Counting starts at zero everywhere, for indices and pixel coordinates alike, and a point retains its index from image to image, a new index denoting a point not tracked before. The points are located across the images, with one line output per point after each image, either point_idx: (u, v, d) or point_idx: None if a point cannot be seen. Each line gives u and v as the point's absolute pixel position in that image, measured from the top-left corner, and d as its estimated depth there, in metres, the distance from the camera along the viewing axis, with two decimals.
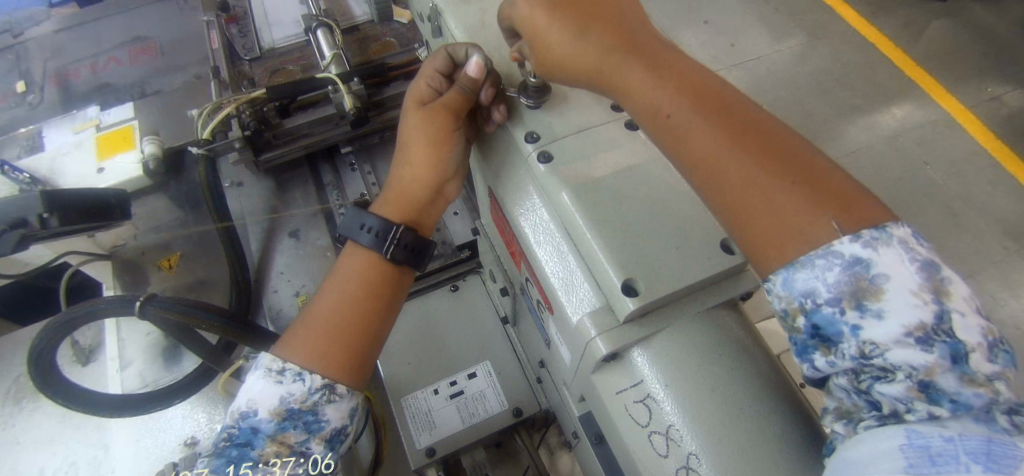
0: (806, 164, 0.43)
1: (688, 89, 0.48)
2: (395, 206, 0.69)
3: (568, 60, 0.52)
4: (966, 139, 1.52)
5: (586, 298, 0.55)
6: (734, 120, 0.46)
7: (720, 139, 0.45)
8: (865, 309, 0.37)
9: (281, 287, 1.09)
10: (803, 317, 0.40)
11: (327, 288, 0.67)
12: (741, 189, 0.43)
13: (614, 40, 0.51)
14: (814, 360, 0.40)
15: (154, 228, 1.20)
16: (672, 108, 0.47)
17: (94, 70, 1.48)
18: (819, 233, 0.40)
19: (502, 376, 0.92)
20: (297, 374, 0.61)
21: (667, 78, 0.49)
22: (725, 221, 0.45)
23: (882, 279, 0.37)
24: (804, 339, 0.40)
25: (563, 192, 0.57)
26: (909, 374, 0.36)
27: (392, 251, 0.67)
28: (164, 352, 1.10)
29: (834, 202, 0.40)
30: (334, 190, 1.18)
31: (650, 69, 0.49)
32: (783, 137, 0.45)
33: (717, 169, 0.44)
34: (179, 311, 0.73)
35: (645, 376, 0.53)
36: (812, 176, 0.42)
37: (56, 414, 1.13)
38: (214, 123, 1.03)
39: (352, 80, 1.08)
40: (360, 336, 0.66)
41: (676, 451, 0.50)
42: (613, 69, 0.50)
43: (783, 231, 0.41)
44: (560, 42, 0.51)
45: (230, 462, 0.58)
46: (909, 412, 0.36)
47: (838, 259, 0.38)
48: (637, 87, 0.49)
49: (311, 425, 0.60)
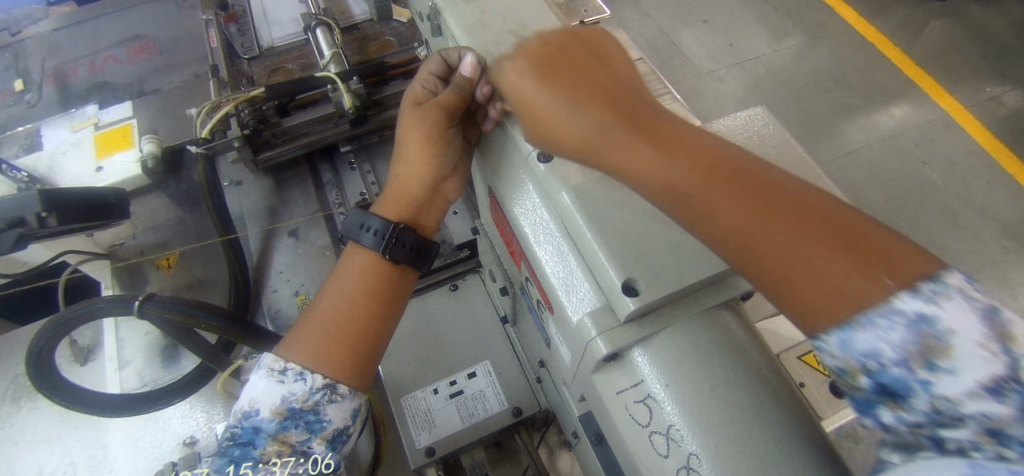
0: (842, 222, 0.40)
1: (701, 159, 0.46)
2: (393, 205, 0.69)
3: (565, 135, 0.51)
4: (964, 139, 1.53)
5: (584, 298, 0.55)
6: (758, 186, 0.43)
7: (748, 207, 0.42)
8: (935, 367, 0.34)
9: (280, 287, 1.09)
10: (866, 376, 0.37)
11: (329, 289, 0.67)
12: (779, 255, 0.40)
13: (608, 111, 0.50)
14: (880, 415, 0.38)
15: (153, 227, 1.20)
16: (687, 184, 0.45)
17: (93, 69, 1.48)
18: (869, 295, 0.37)
19: (501, 376, 0.92)
20: (298, 374, 0.61)
21: (673, 147, 0.47)
22: (767, 288, 0.42)
23: (950, 335, 0.34)
24: (868, 395, 0.38)
25: (561, 192, 0.57)
26: (980, 422, 0.33)
27: (392, 250, 0.67)
28: (163, 351, 1.10)
29: (877, 261, 0.38)
30: (333, 189, 1.17)
31: (654, 143, 0.47)
32: (814, 198, 0.42)
33: (750, 239, 0.42)
34: (178, 311, 0.72)
35: (645, 376, 0.53)
36: (853, 234, 0.39)
37: (55, 414, 1.13)
38: (213, 122, 1.02)
39: (352, 79, 1.08)
40: (362, 337, 0.66)
41: (677, 450, 0.50)
42: (613, 141, 0.48)
43: (831, 298, 0.38)
44: (554, 111, 0.51)
45: (233, 461, 0.59)
46: (976, 449, 0.34)
47: (900, 318, 0.35)
48: (640, 163, 0.47)
49: (312, 424, 0.60)
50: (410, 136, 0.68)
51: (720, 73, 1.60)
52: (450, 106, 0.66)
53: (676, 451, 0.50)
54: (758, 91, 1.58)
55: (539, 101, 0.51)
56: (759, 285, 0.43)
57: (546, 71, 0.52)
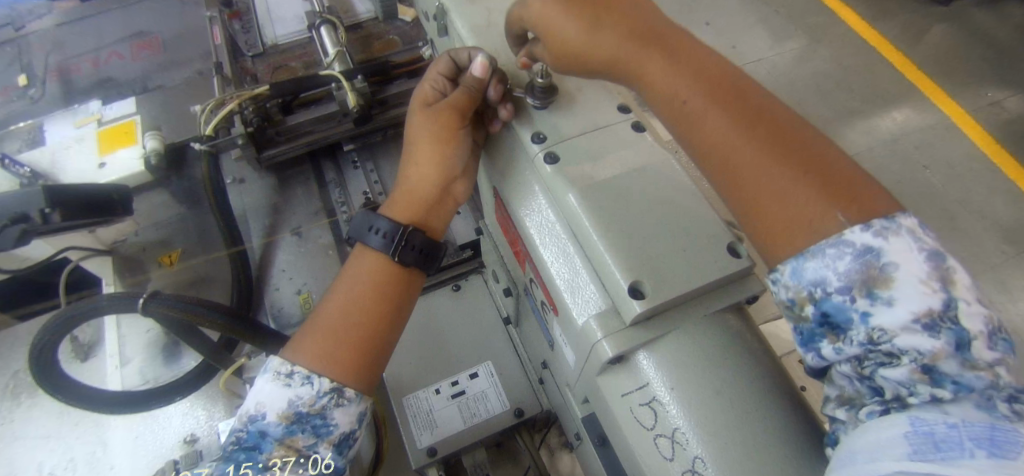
0: (818, 154, 0.43)
1: (704, 80, 0.49)
2: (403, 207, 0.69)
3: (585, 51, 0.53)
4: (965, 144, 1.53)
5: (591, 301, 0.55)
6: (748, 110, 0.46)
7: (733, 128, 0.45)
8: (875, 296, 0.37)
9: (283, 285, 1.09)
10: (812, 305, 0.40)
11: (336, 290, 0.67)
12: (744, 177, 0.44)
13: (630, 33, 0.52)
14: (821, 349, 0.40)
15: (155, 223, 1.20)
16: (687, 101, 0.48)
17: (97, 64, 1.47)
18: (825, 224, 0.40)
19: (504, 376, 0.92)
20: (305, 378, 0.61)
21: (681, 67, 0.50)
22: (732, 207, 0.46)
23: (892, 267, 0.37)
24: (812, 327, 0.40)
25: (569, 194, 0.57)
26: (914, 358, 0.36)
27: (399, 252, 0.66)
28: (165, 349, 1.10)
29: (843, 194, 0.40)
30: (336, 187, 1.17)
31: (667, 60, 0.50)
32: (806, 135, 0.45)
33: (728, 155, 0.45)
34: (184, 309, 0.72)
35: (650, 379, 0.53)
36: (827, 170, 0.42)
37: (55, 410, 1.12)
38: (216, 120, 1.02)
39: (356, 78, 1.08)
40: (367, 337, 0.66)
41: (685, 456, 0.50)
42: (629, 59, 0.51)
43: (790, 222, 0.41)
44: (574, 36, 0.52)
45: (237, 467, 0.59)
46: (912, 396, 0.36)
47: (850, 246, 0.38)
48: (652, 78, 0.50)
49: (319, 429, 0.61)
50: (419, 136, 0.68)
51: None
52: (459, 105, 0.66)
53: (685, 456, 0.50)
54: None
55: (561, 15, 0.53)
56: (729, 204, 0.46)
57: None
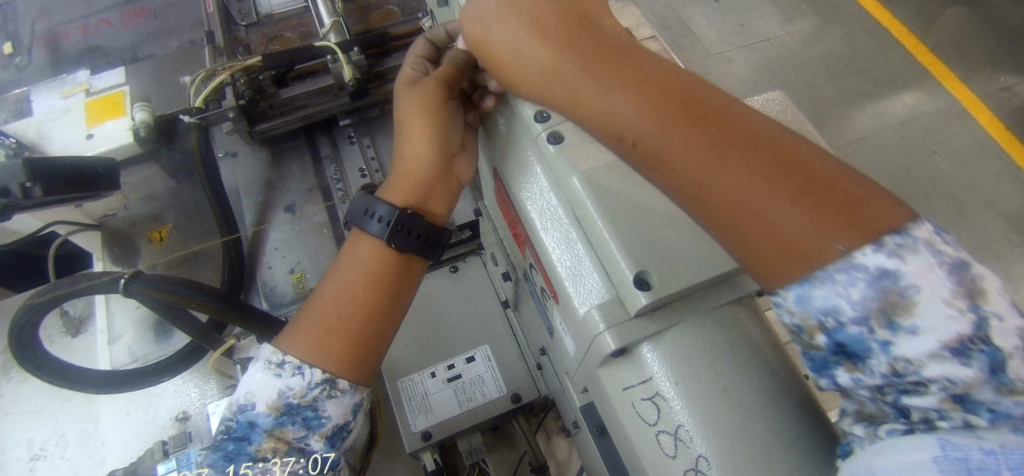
0: (798, 161, 0.38)
1: (653, 92, 0.42)
2: (398, 188, 0.66)
3: (520, 69, 0.48)
4: (976, 130, 1.50)
5: (593, 290, 0.53)
6: (710, 123, 0.41)
7: (700, 151, 0.40)
8: (897, 326, 0.33)
9: (276, 264, 1.06)
10: (824, 334, 0.36)
11: (333, 276, 0.65)
12: (727, 198, 0.39)
13: (564, 40, 0.46)
14: (837, 377, 0.37)
15: (146, 198, 1.16)
16: (637, 125, 0.42)
17: (85, 32, 1.42)
18: (823, 251, 0.35)
19: (501, 362, 0.90)
20: (296, 368, 0.60)
21: (623, 80, 0.44)
22: (717, 234, 0.41)
23: (914, 291, 0.32)
24: (825, 355, 0.36)
25: (572, 177, 0.54)
26: (944, 388, 0.32)
27: (395, 237, 0.63)
28: (156, 326, 1.08)
29: (836, 212, 0.35)
30: (332, 163, 1.14)
31: (603, 73, 0.44)
32: (782, 139, 0.40)
33: (705, 185, 0.39)
34: (167, 290, 0.70)
35: (654, 374, 0.50)
36: (816, 180, 0.37)
37: (45, 385, 1.11)
38: (207, 91, 0.98)
39: (352, 50, 1.04)
40: (362, 323, 0.63)
41: (687, 455, 0.48)
42: (566, 80, 0.45)
43: (786, 251, 0.36)
44: (515, 54, 0.48)
45: (228, 456, 0.59)
46: (943, 419, 0.33)
47: (860, 272, 0.34)
48: (588, 95, 0.44)
49: (310, 421, 0.60)
50: (408, 115, 0.65)
51: (730, 54, 1.55)
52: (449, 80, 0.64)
53: (688, 454, 0.47)
54: (769, 74, 1.53)
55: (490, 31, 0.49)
56: (715, 233, 0.41)
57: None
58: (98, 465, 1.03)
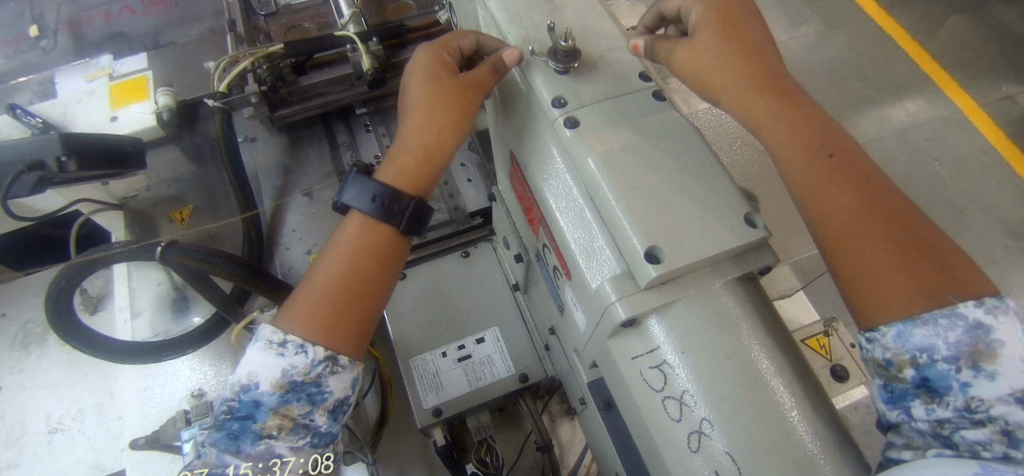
0: (927, 238, 0.48)
1: (827, 143, 0.53)
2: (405, 178, 0.70)
3: (721, 78, 0.58)
4: (976, 137, 1.54)
5: (605, 265, 0.56)
6: (870, 183, 0.51)
7: (854, 196, 0.50)
8: (980, 369, 0.42)
9: (293, 245, 1.09)
10: (913, 368, 0.44)
11: (333, 253, 0.69)
12: (853, 236, 0.49)
13: (760, 75, 0.57)
14: (912, 408, 0.44)
15: (167, 180, 1.20)
16: (812, 155, 0.53)
17: (108, 18, 1.46)
18: (936, 298, 0.44)
19: (510, 342, 0.93)
20: (299, 347, 0.63)
21: (808, 123, 0.55)
22: (831, 264, 0.51)
23: (999, 345, 0.41)
24: (907, 387, 0.44)
25: (588, 158, 0.57)
26: (1000, 424, 0.41)
27: (393, 218, 0.69)
28: (175, 303, 1.11)
29: (946, 278, 0.45)
30: (348, 150, 1.17)
31: (796, 114, 0.55)
32: (913, 211, 0.50)
33: (843, 220, 0.50)
34: (198, 258, 0.73)
35: (659, 343, 0.54)
36: (932, 249, 0.47)
37: (64, 361, 1.15)
38: (231, 77, 1.02)
39: (371, 40, 1.08)
40: (362, 299, 0.68)
41: (689, 420, 0.51)
42: (763, 103, 0.56)
43: (895, 293, 0.46)
44: (716, 65, 0.58)
45: (232, 435, 0.61)
46: (986, 450, 0.41)
47: (959, 320, 0.43)
48: (771, 116, 0.55)
49: (313, 397, 0.63)
50: (421, 108, 0.70)
51: None
52: (479, 83, 0.67)
53: (687, 417, 0.51)
54: None
55: (699, 36, 0.60)
56: (830, 265, 0.51)
57: (724, 18, 0.60)
58: (116, 438, 1.06)
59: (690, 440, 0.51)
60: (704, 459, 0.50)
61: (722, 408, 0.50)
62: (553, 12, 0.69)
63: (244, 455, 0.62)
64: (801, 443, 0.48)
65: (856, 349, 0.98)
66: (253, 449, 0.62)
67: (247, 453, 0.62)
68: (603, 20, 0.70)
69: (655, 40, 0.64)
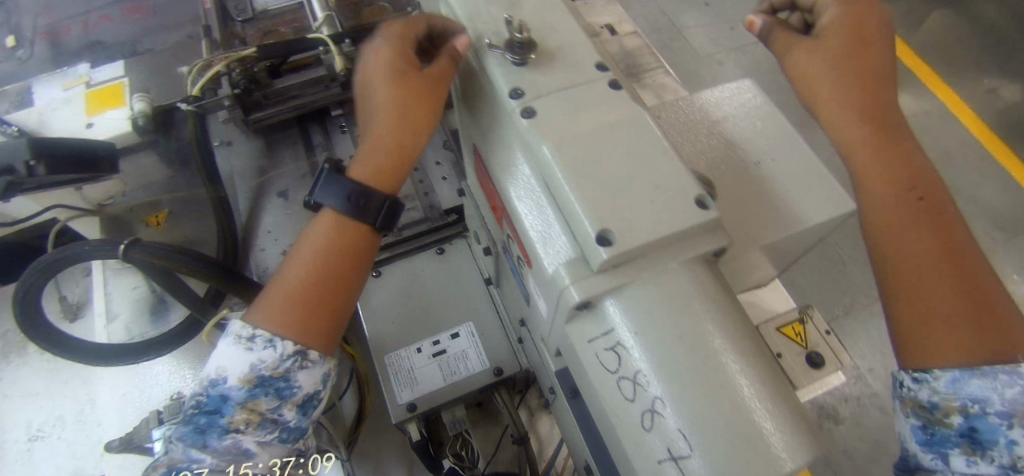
0: (984, 293, 0.54)
1: (911, 184, 0.59)
2: (375, 172, 0.70)
3: (831, 102, 0.64)
4: (959, 129, 1.59)
5: (561, 250, 0.57)
6: (941, 231, 0.57)
7: (923, 241, 0.56)
8: None
9: (269, 245, 1.10)
10: (961, 416, 0.49)
11: (304, 250, 0.69)
12: (915, 276, 0.55)
13: (870, 105, 0.63)
14: (952, 455, 0.50)
15: (144, 185, 1.21)
16: (894, 192, 0.59)
17: (86, 28, 1.47)
18: (984, 354, 0.51)
19: (484, 337, 0.93)
20: (267, 341, 0.63)
21: (894, 160, 0.61)
22: (888, 300, 0.57)
23: None
24: (950, 434, 0.50)
25: (542, 146, 0.58)
26: None
27: (366, 213, 0.70)
28: (152, 307, 1.11)
29: (994, 335, 0.51)
30: (324, 150, 1.18)
31: (886, 152, 0.61)
32: (975, 263, 0.56)
33: (910, 260, 0.56)
34: (163, 256, 0.74)
35: (614, 326, 0.54)
36: (988, 305, 0.53)
37: (43, 368, 1.14)
38: (203, 82, 1.01)
39: (343, 42, 1.08)
40: (336, 295, 0.69)
41: (643, 397, 0.52)
42: (864, 131, 0.61)
43: (946, 337, 0.52)
44: (828, 88, 0.64)
45: (199, 429, 0.62)
46: None
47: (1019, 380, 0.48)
48: (861, 146, 0.61)
49: (282, 391, 0.63)
50: (384, 100, 0.70)
51: None
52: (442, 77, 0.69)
53: (641, 396, 0.52)
54: None
55: (820, 44, 0.66)
56: (885, 300, 0.57)
57: (850, 45, 0.65)
58: (96, 443, 1.06)
59: (645, 419, 0.52)
60: (661, 438, 0.51)
61: (674, 386, 0.50)
62: (512, 7, 0.70)
63: (210, 450, 0.63)
64: (755, 425, 0.48)
65: (833, 338, 0.98)
66: (220, 444, 0.63)
67: (213, 446, 0.62)
68: (562, 12, 0.71)
69: (772, 30, 0.70)
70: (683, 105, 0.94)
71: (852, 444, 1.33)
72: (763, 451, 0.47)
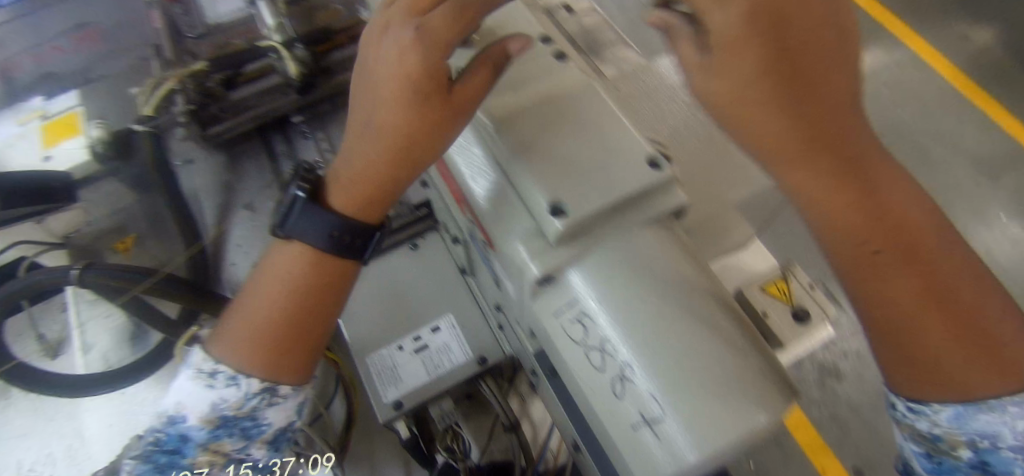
0: (969, 307, 0.42)
1: (851, 182, 0.42)
2: (360, 204, 0.55)
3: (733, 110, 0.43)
4: (934, 76, 1.59)
5: (518, 227, 0.56)
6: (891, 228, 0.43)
7: (892, 262, 0.42)
8: None
9: (239, 260, 1.10)
10: (970, 449, 0.42)
11: (275, 289, 0.57)
12: (898, 315, 0.42)
13: (782, 91, 0.41)
14: None
15: (107, 211, 1.18)
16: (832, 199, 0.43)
17: (37, 60, 1.43)
18: (987, 387, 0.41)
19: (465, 328, 0.93)
20: (230, 379, 0.56)
21: (824, 150, 0.42)
22: (874, 338, 0.44)
23: None
24: (961, 464, 0.43)
25: (485, 121, 0.59)
26: None
27: (348, 252, 0.57)
28: (129, 333, 1.13)
29: (995, 365, 0.41)
30: (287, 160, 1.18)
31: (819, 156, 0.42)
32: (937, 248, 0.43)
33: (882, 301, 0.42)
34: (116, 277, 0.80)
35: (580, 296, 0.53)
36: (982, 320, 0.41)
37: (30, 407, 1.13)
38: (156, 101, 0.98)
39: (295, 46, 1.04)
40: (315, 333, 0.59)
41: (612, 367, 0.50)
42: (790, 149, 0.42)
43: (943, 378, 0.41)
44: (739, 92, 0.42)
45: (160, 468, 0.58)
46: None
47: None
48: (797, 160, 0.42)
49: (249, 431, 0.58)
50: (399, 122, 0.50)
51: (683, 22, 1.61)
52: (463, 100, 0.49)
53: (610, 369, 0.50)
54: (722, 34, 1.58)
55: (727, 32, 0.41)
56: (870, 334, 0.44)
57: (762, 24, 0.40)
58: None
59: (614, 392, 0.50)
60: (637, 415, 0.48)
61: (645, 356, 0.48)
62: None
63: None
64: (739, 390, 0.46)
65: (816, 291, 0.88)
66: None
67: None
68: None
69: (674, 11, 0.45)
70: (641, 74, 0.93)
71: (854, 398, 1.32)
72: (744, 413, 0.45)
